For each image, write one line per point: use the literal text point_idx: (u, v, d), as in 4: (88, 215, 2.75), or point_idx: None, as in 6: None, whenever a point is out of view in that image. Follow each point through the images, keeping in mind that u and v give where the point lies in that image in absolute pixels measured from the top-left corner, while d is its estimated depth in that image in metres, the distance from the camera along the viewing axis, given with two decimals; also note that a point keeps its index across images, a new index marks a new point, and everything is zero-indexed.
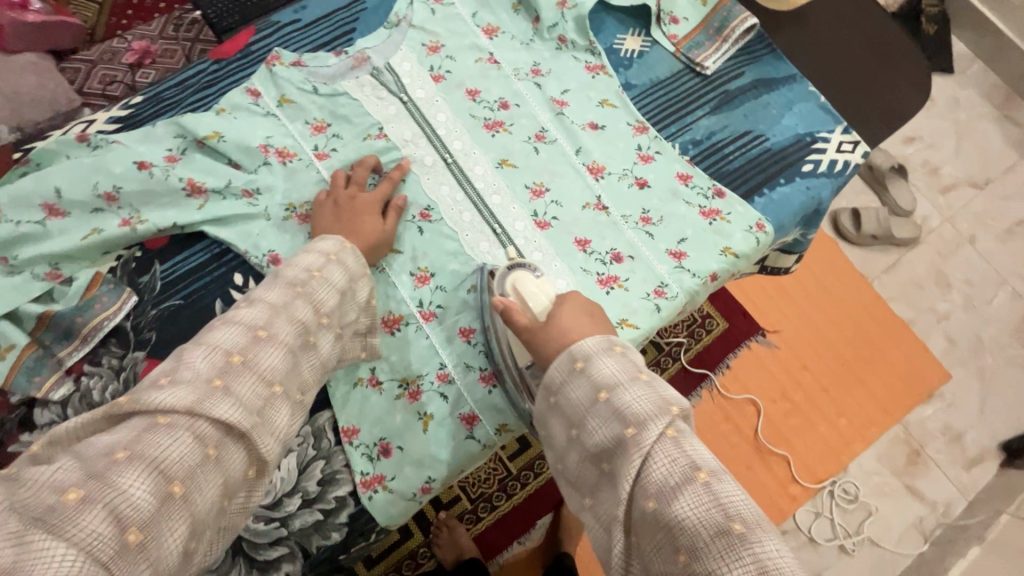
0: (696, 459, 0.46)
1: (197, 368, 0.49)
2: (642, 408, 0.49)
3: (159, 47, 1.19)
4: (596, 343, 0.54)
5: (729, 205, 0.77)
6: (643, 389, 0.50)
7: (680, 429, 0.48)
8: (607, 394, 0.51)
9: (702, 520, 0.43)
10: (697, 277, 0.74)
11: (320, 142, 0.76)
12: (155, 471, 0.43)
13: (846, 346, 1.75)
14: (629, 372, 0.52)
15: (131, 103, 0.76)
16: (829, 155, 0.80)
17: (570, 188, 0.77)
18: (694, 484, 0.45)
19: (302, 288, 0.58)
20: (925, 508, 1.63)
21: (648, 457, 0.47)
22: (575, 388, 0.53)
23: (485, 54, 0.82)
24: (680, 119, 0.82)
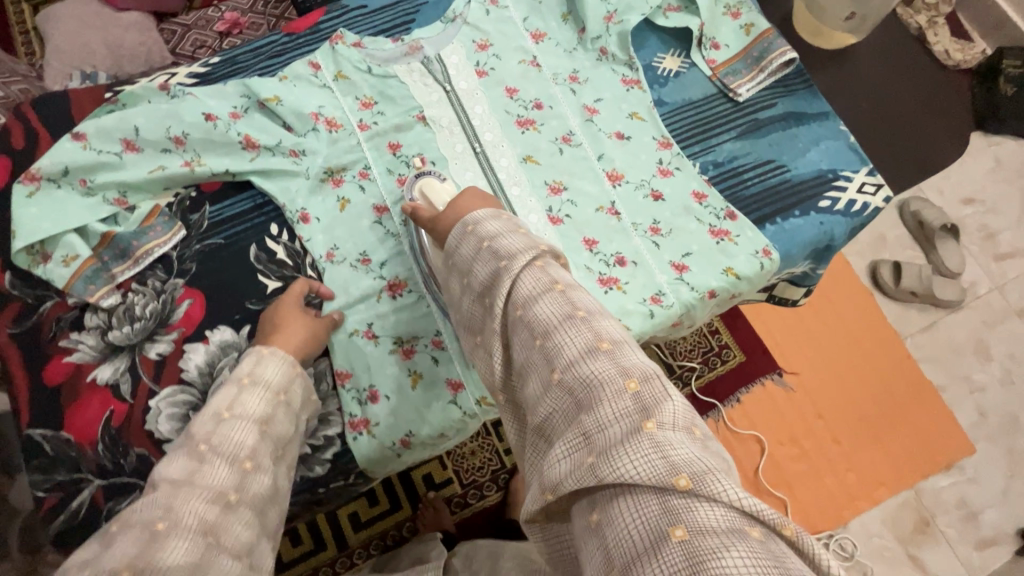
0: (575, 300, 0.49)
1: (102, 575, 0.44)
2: (513, 245, 0.53)
3: (248, 20, 1.32)
4: (486, 212, 0.58)
5: (740, 227, 0.79)
6: (522, 238, 0.54)
7: (567, 282, 0.50)
8: (488, 243, 0.54)
9: (555, 311, 0.48)
10: (696, 291, 0.76)
11: (365, 116, 0.83)
12: None
13: (867, 401, 1.70)
14: (510, 227, 0.56)
15: (210, 63, 0.86)
16: (848, 194, 0.81)
17: (587, 190, 0.81)
18: (552, 292, 0.49)
19: (208, 444, 0.55)
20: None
21: (530, 299, 0.49)
22: (463, 246, 0.56)
23: (529, 56, 0.88)
24: (704, 141, 0.85)
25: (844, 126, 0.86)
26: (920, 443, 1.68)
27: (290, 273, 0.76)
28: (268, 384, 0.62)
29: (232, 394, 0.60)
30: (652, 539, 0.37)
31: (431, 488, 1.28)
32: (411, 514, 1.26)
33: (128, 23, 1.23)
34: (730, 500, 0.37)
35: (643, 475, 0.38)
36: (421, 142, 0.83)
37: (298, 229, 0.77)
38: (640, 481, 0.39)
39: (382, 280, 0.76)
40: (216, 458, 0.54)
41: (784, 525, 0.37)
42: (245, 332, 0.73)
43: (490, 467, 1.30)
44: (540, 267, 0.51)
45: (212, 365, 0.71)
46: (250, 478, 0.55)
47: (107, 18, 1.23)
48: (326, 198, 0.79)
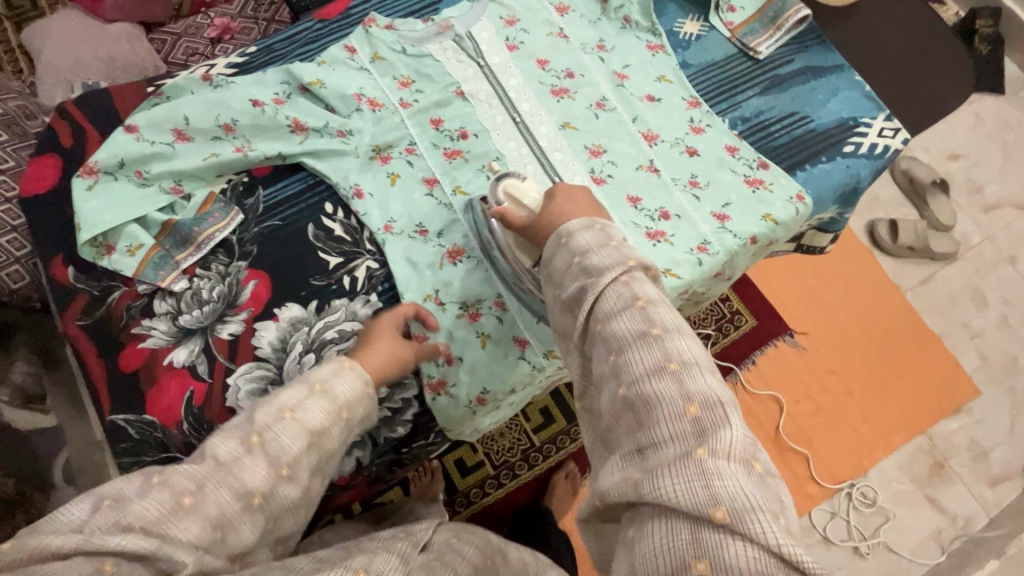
0: (653, 318, 0.51)
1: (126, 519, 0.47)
2: (605, 260, 0.56)
3: (238, 25, 1.33)
4: (579, 222, 0.61)
5: (773, 176, 0.84)
6: (612, 251, 0.57)
7: (650, 299, 0.52)
8: (579, 258, 0.57)
9: (630, 329, 0.50)
10: (738, 238, 0.80)
11: (405, 94, 0.86)
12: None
13: (876, 355, 1.77)
14: (601, 241, 0.58)
15: (246, 52, 0.87)
16: (870, 139, 0.86)
17: (625, 151, 0.84)
18: (632, 307, 0.52)
19: (260, 439, 0.54)
20: (944, 518, 1.64)
21: (611, 314, 0.52)
22: (558, 258, 0.59)
23: (556, 28, 0.91)
24: (731, 98, 0.89)
25: (859, 77, 0.91)
26: (928, 389, 1.75)
27: (349, 248, 0.78)
28: (337, 398, 0.59)
29: (301, 395, 0.58)
30: (675, 564, 0.40)
31: (465, 473, 1.32)
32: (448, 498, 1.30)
33: (117, 35, 1.23)
34: (767, 543, 0.39)
35: (682, 503, 0.41)
36: (463, 116, 0.85)
37: (354, 205, 0.80)
38: (678, 508, 0.41)
39: (442, 248, 0.78)
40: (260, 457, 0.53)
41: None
42: (313, 307, 0.75)
43: (520, 446, 1.34)
44: (625, 280, 0.54)
45: (285, 340, 0.73)
46: (282, 486, 0.54)
47: (98, 32, 1.23)
48: (376, 176, 0.82)
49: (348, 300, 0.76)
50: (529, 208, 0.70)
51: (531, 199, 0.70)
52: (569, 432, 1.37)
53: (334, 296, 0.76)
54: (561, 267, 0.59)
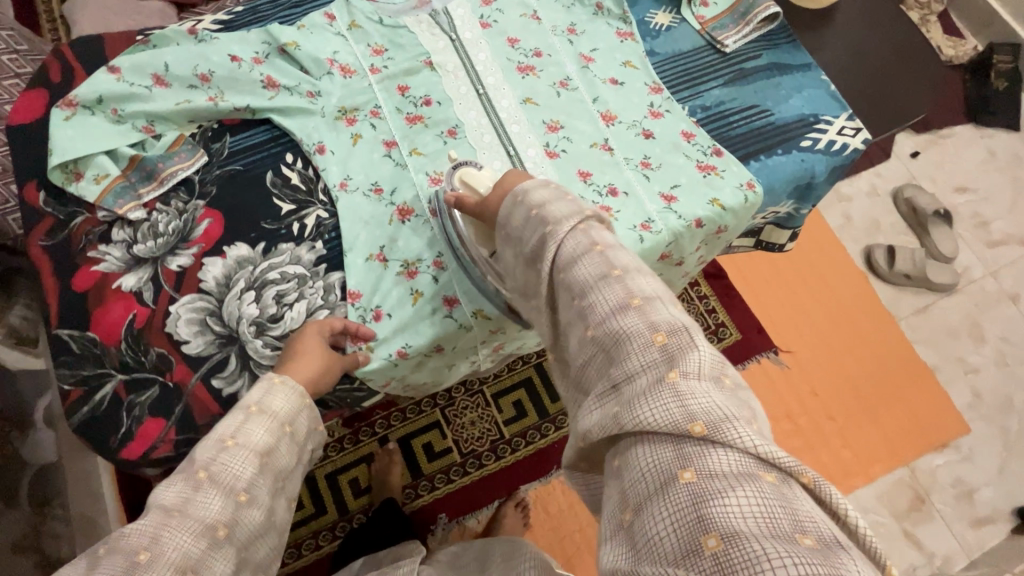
0: (613, 261, 0.52)
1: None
2: (559, 212, 0.57)
3: None
4: (535, 183, 0.62)
5: (726, 163, 0.84)
6: (568, 203, 0.58)
7: (607, 244, 0.53)
8: (536, 212, 0.59)
9: (590, 273, 0.51)
10: (682, 219, 0.81)
11: (376, 61, 0.90)
12: None
13: (864, 382, 1.73)
14: (558, 195, 0.60)
15: (233, 12, 0.92)
16: (828, 136, 0.86)
17: (582, 129, 0.86)
18: (590, 253, 0.53)
19: (207, 472, 0.54)
20: (922, 556, 1.58)
21: (573, 263, 0.53)
22: (515, 216, 0.61)
23: (530, 11, 0.94)
24: (693, 87, 0.90)
25: (826, 77, 0.92)
26: (911, 420, 1.70)
27: (303, 197, 0.82)
28: (275, 414, 0.61)
29: (239, 420, 0.59)
30: (663, 481, 0.39)
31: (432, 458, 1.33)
32: (411, 480, 1.30)
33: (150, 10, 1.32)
34: (746, 447, 0.39)
35: (661, 425, 0.41)
36: (428, 85, 0.88)
37: (314, 158, 0.83)
38: (657, 429, 0.41)
39: (392, 205, 0.81)
40: (212, 488, 0.53)
41: (801, 471, 0.38)
42: (260, 248, 0.78)
43: (489, 436, 1.34)
44: (583, 231, 0.55)
45: (229, 277, 0.76)
46: (243, 512, 0.54)
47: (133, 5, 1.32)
48: (339, 133, 0.85)
49: (294, 245, 0.79)
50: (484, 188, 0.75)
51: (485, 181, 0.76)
52: (539, 428, 1.37)
53: (282, 240, 0.79)
54: (521, 222, 0.60)
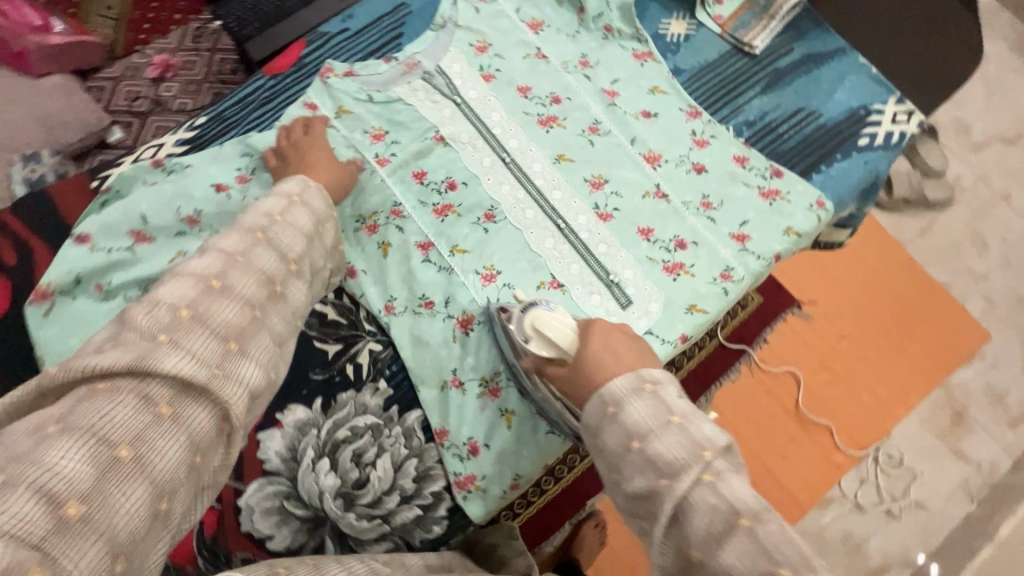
0: (772, 551, 0.39)
1: (144, 324, 0.43)
2: (672, 455, 0.45)
3: (179, 61, 1.45)
4: (625, 383, 0.50)
5: (789, 184, 0.77)
6: (676, 435, 0.46)
7: (756, 516, 0.41)
8: (639, 443, 0.47)
9: (711, 523, 0.41)
10: (762, 259, 0.74)
11: (379, 150, 0.78)
12: (94, 439, 0.37)
13: (886, 312, 1.61)
14: (660, 415, 0.47)
15: (196, 125, 0.80)
16: (884, 127, 0.80)
17: (628, 178, 0.77)
18: (697, 487, 0.43)
19: (263, 235, 0.55)
20: (970, 468, 1.49)
21: (715, 545, 0.41)
22: (609, 434, 0.49)
23: (533, 49, 0.83)
24: (732, 101, 0.82)
25: (863, 58, 0.85)
26: (941, 337, 1.60)
27: (347, 331, 0.72)
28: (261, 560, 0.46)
29: (281, 204, 0.59)
30: None
31: None
32: None
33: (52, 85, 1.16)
34: None
35: None
36: (446, 164, 0.78)
37: (348, 286, 0.74)
38: None
39: (451, 318, 0.72)
40: (269, 250, 0.54)
41: None
42: (318, 406, 0.68)
43: None
44: (710, 486, 0.43)
45: (294, 448, 0.67)
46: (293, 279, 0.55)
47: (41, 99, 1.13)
48: (365, 247, 0.75)
49: (355, 391, 0.69)
50: (564, 349, 0.59)
51: (564, 337, 0.59)
52: None
53: (340, 388, 0.69)
54: (618, 451, 0.48)
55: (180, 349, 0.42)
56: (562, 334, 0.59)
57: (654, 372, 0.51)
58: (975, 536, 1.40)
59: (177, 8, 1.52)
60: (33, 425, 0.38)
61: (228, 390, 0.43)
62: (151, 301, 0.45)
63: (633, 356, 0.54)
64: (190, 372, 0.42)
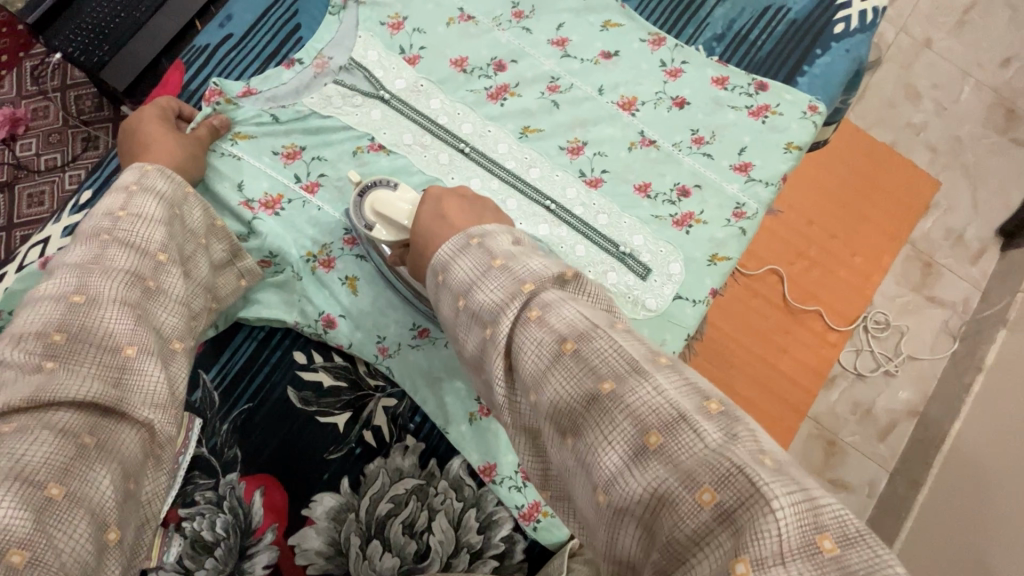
0: (595, 365, 0.31)
1: (17, 359, 0.37)
2: (492, 299, 0.37)
3: (26, 110, 1.21)
4: (451, 245, 0.43)
5: (776, 94, 0.70)
6: (498, 278, 0.38)
7: (580, 335, 0.33)
8: (465, 299, 0.39)
9: (539, 358, 0.33)
10: (771, 185, 0.68)
11: (301, 172, 0.65)
12: (15, 481, 0.32)
13: (850, 176, 1.36)
14: (484, 262, 0.40)
15: (83, 203, 0.64)
16: (857, 6, 0.73)
17: (609, 134, 0.68)
18: (524, 323, 0.35)
19: (111, 235, 0.47)
20: (946, 310, 1.34)
21: (541, 378, 0.33)
22: (443, 304, 0.42)
23: (454, 11, 0.70)
24: (694, 17, 0.73)
25: None
26: (902, 182, 1.38)
27: (351, 395, 0.61)
28: None
29: (123, 198, 0.51)
30: None
31: None
32: None
33: None
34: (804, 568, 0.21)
35: None
36: (397, 172, 0.66)
37: (331, 340, 0.62)
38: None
39: (455, 342, 0.63)
40: (122, 247, 0.46)
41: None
42: (346, 488, 0.58)
43: None
44: (538, 321, 0.35)
45: (338, 542, 0.57)
46: (164, 273, 0.48)
47: None
48: (333, 290, 0.63)
49: (382, 458, 0.60)
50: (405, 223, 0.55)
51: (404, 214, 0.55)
52: None
53: (364, 461, 0.60)
54: (451, 318, 0.41)
55: (78, 375, 0.38)
56: (401, 210, 0.56)
57: (484, 227, 0.43)
58: (963, 372, 1.26)
59: None
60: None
61: (147, 401, 0.41)
62: (12, 337, 0.39)
63: (467, 218, 0.48)
64: (102, 393, 0.38)
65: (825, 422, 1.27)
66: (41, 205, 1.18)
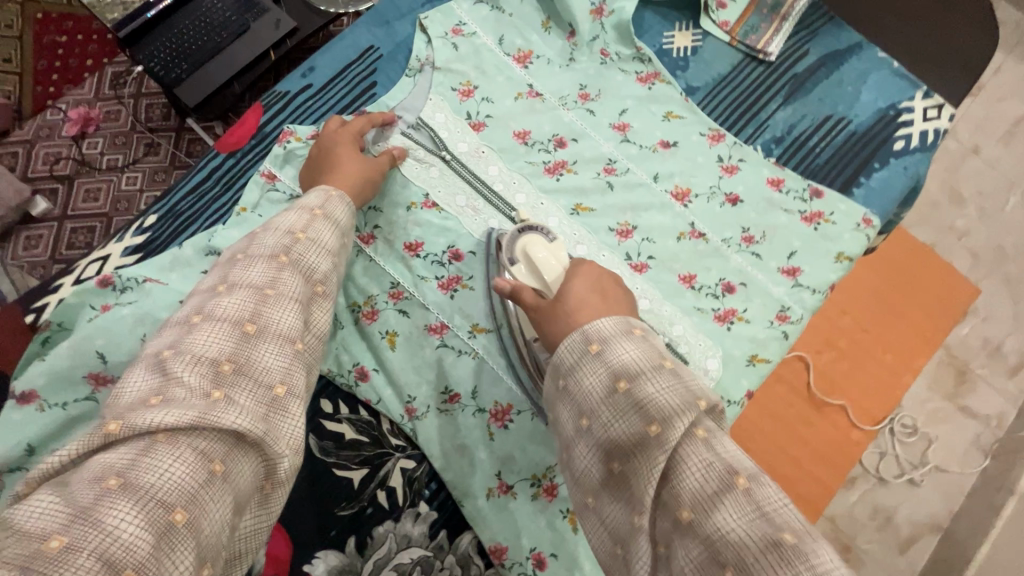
0: (770, 512, 0.34)
1: (190, 382, 0.37)
2: (635, 360, 0.40)
3: (100, 111, 1.25)
4: (613, 323, 0.43)
5: (831, 203, 0.70)
6: (669, 378, 0.39)
7: (753, 476, 0.36)
8: (626, 382, 0.40)
9: (637, 357, 0.41)
10: (818, 293, 0.68)
11: (359, 223, 0.66)
12: (150, 500, 0.32)
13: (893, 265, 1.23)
14: (650, 355, 0.41)
15: (146, 226, 0.67)
16: (918, 126, 0.74)
17: (660, 222, 0.69)
18: (635, 337, 0.42)
19: (288, 257, 0.46)
20: (979, 424, 1.21)
21: (637, 373, 0.40)
22: (589, 373, 0.41)
23: (524, 86, 0.73)
24: (755, 117, 0.74)
25: (883, 51, 0.78)
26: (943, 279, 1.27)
27: (370, 451, 0.61)
28: None
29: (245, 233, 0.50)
30: (717, 482, 0.36)
31: None
32: None
33: None
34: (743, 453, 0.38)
35: (699, 473, 0.36)
36: (446, 231, 0.67)
37: (361, 392, 0.62)
38: (696, 469, 0.37)
39: (483, 412, 0.61)
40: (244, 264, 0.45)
41: None
42: (352, 548, 0.57)
43: None
44: (679, 381, 0.39)
45: None
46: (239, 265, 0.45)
47: None
48: (372, 342, 0.63)
49: (393, 521, 0.58)
50: (548, 285, 0.54)
51: (551, 274, 0.55)
52: None
53: (374, 522, 0.58)
54: (598, 394, 0.41)
55: (237, 403, 0.37)
56: (547, 267, 0.55)
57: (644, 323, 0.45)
58: (995, 493, 1.14)
59: (84, 49, 1.28)
60: (88, 482, 0.32)
61: (283, 442, 0.38)
62: (191, 356, 0.38)
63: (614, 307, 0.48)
64: (250, 425, 0.36)
65: (840, 525, 1.15)
66: (96, 201, 1.21)
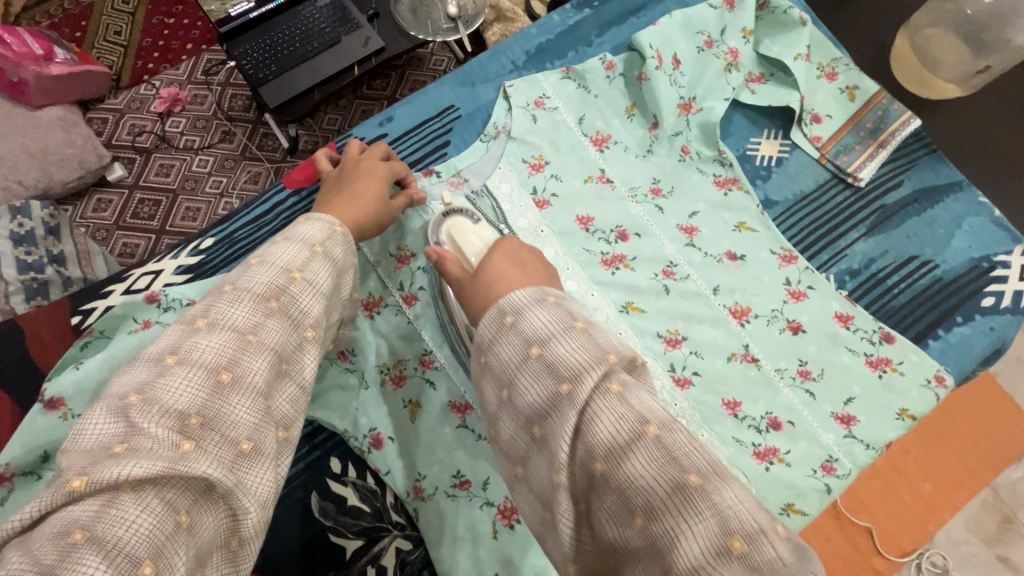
0: (681, 459, 0.31)
1: (156, 434, 0.34)
2: (546, 326, 0.38)
3: (189, 94, 1.25)
4: (527, 292, 0.40)
5: (901, 352, 0.65)
6: (580, 339, 0.37)
7: (665, 422, 0.33)
8: (538, 349, 0.37)
9: (549, 323, 0.38)
10: (871, 449, 0.62)
11: (405, 281, 0.65)
12: (115, 556, 0.30)
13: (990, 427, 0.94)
14: (564, 321, 0.38)
15: (201, 248, 0.68)
16: (1012, 284, 0.68)
17: (712, 338, 0.65)
18: (569, 329, 0.38)
19: (277, 301, 0.42)
20: None
21: (548, 338, 0.37)
22: (503, 345, 0.39)
23: (595, 170, 0.71)
24: (833, 244, 0.70)
25: (983, 194, 0.73)
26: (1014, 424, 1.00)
27: (369, 522, 0.58)
28: None
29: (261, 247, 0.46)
30: (675, 499, 0.30)
31: None
32: None
33: (49, 122, 1.11)
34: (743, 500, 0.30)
35: (651, 483, 0.31)
36: None
37: (371, 460, 0.60)
38: (652, 486, 0.31)
39: (491, 507, 0.58)
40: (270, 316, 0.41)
41: None
42: None
43: None
44: (618, 396, 0.34)
45: None
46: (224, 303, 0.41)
47: (38, 141, 1.09)
48: (393, 407, 0.62)
49: None
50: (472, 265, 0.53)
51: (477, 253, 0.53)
52: None
53: None
54: (512, 362, 0.38)
55: (210, 453, 0.35)
56: (471, 246, 0.54)
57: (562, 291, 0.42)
58: None
59: (188, 34, 1.29)
60: (50, 538, 0.30)
61: (251, 495, 0.36)
62: (159, 405, 0.35)
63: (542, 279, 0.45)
64: (221, 476, 0.35)
65: None
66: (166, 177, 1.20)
